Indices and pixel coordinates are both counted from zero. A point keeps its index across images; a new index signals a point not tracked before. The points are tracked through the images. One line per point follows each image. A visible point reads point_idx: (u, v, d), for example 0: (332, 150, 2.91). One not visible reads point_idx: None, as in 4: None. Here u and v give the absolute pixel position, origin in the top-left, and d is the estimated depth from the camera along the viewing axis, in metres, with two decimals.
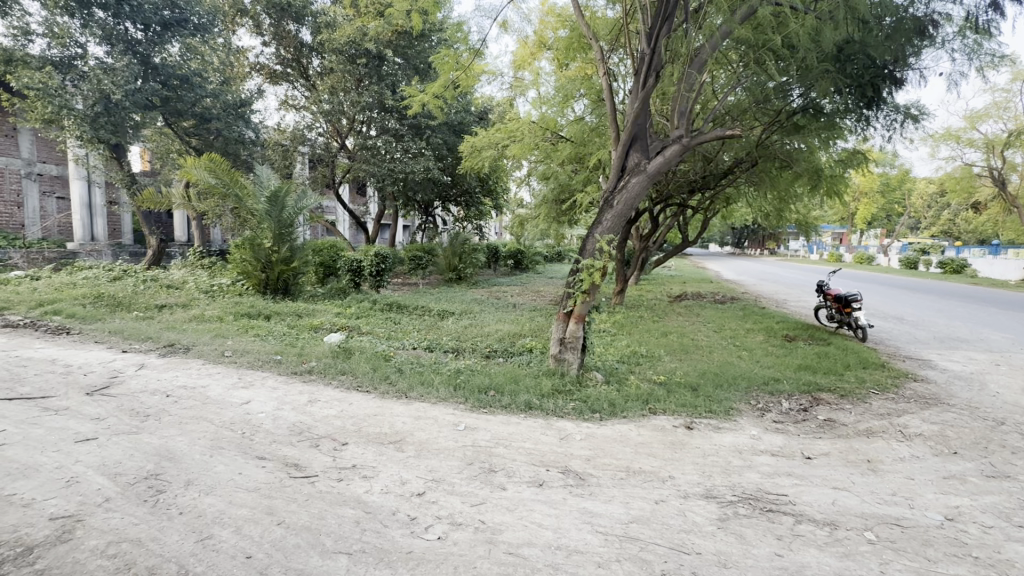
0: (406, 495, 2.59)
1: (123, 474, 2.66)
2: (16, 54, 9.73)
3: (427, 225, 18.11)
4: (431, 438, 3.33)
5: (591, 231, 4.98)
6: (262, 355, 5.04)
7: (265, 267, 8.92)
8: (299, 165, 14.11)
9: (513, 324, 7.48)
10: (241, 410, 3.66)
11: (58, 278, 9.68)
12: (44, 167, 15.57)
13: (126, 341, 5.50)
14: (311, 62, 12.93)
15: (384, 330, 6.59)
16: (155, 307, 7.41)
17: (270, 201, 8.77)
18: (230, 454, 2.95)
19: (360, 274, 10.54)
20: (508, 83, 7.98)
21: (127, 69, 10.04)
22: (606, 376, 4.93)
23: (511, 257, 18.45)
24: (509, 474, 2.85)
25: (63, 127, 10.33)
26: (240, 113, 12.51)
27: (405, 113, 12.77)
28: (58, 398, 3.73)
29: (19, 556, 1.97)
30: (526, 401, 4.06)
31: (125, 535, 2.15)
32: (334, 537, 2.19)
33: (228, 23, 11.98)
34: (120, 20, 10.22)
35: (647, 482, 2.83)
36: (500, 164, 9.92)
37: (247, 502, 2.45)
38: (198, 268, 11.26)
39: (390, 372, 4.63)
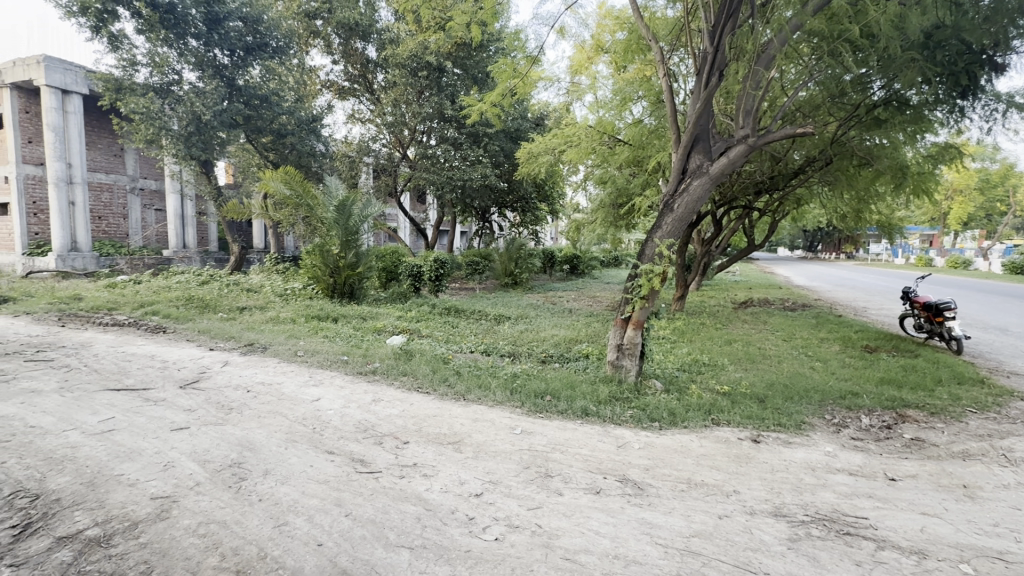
0: (465, 495, 2.64)
1: (211, 461, 2.92)
2: (124, 82, 10.88)
3: (484, 231, 18.37)
4: (488, 440, 3.39)
5: (651, 235, 4.86)
6: (331, 355, 5.35)
7: (333, 271, 9.45)
8: (365, 175, 14.82)
9: (569, 329, 7.44)
10: (311, 406, 3.89)
11: (156, 282, 10.74)
12: (145, 182, 17.32)
13: (212, 339, 6.02)
14: (376, 77, 13.60)
15: (443, 334, 6.76)
16: (237, 309, 8.05)
17: (337, 210, 9.30)
18: (303, 448, 3.15)
19: (421, 279, 10.93)
20: (565, 88, 7.99)
21: (215, 91, 11.02)
22: (666, 384, 4.79)
23: (567, 262, 18.43)
24: (565, 480, 2.84)
25: (163, 146, 11.48)
26: (312, 128, 13.29)
27: (463, 122, 13.09)
28: (156, 390, 4.15)
29: (126, 530, 2.23)
30: (583, 407, 4.03)
31: (212, 517, 2.35)
32: (397, 532, 2.28)
33: (302, 44, 12.85)
34: (209, 47, 11.18)
35: (710, 496, 2.72)
36: (556, 170, 9.92)
37: (317, 493, 2.60)
38: (275, 272, 12.10)
39: (448, 374, 4.75)
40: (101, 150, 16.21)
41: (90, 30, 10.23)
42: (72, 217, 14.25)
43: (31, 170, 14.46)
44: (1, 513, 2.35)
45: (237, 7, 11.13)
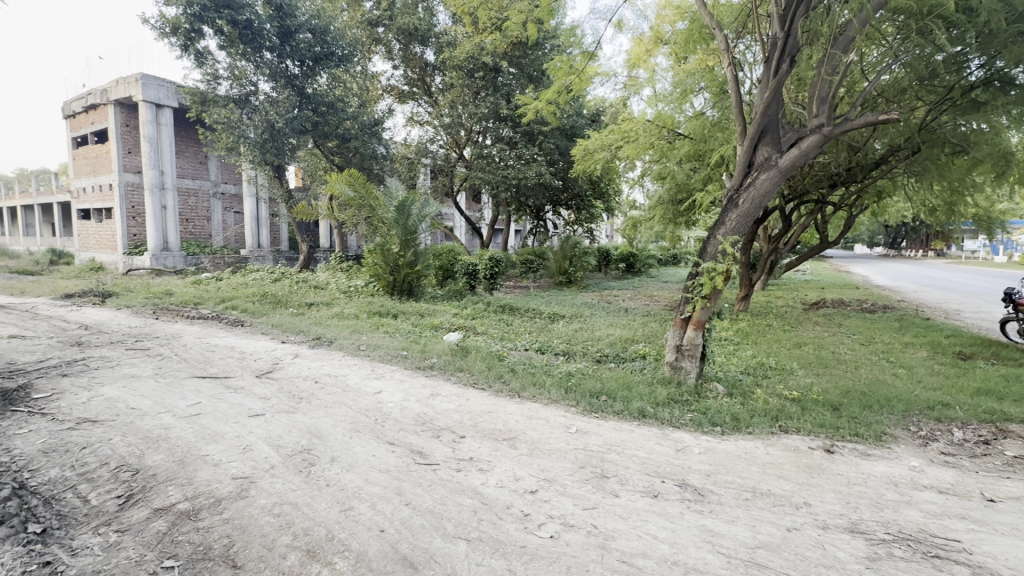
0: (520, 491, 2.67)
1: (284, 446, 3.12)
2: (209, 95, 11.80)
3: (538, 230, 18.38)
4: (543, 438, 3.40)
5: (713, 231, 4.67)
6: (391, 350, 5.56)
7: (393, 270, 9.80)
8: (423, 176, 15.28)
9: (624, 329, 7.29)
10: (373, 398, 4.07)
11: (235, 279, 11.63)
12: (226, 187, 18.72)
13: (284, 333, 6.43)
14: (434, 80, 13.98)
15: (498, 331, 6.84)
16: (306, 305, 8.54)
17: (397, 210, 9.65)
18: (366, 438, 3.30)
19: (476, 277, 11.14)
20: (622, 83, 7.79)
21: (287, 100, 11.72)
22: (728, 388, 4.58)
23: (623, 260, 18.11)
24: (622, 482, 2.79)
25: (241, 153, 12.39)
26: (374, 132, 13.63)
27: (519, 121, 13.17)
28: (236, 378, 4.49)
29: (212, 506, 2.44)
30: (640, 409, 3.94)
31: (285, 499, 2.51)
32: (454, 523, 2.34)
33: (365, 51, 13.43)
34: (282, 59, 11.85)
35: (778, 507, 2.58)
36: (612, 166, 9.74)
37: (380, 481, 2.72)
38: (339, 271, 12.73)
39: (504, 371, 4.80)
40: (189, 158, 17.63)
41: (180, 49, 11.19)
42: (164, 219, 15.68)
43: (131, 177, 15.98)
44: (109, 484, 2.64)
45: (306, 20, 11.71)
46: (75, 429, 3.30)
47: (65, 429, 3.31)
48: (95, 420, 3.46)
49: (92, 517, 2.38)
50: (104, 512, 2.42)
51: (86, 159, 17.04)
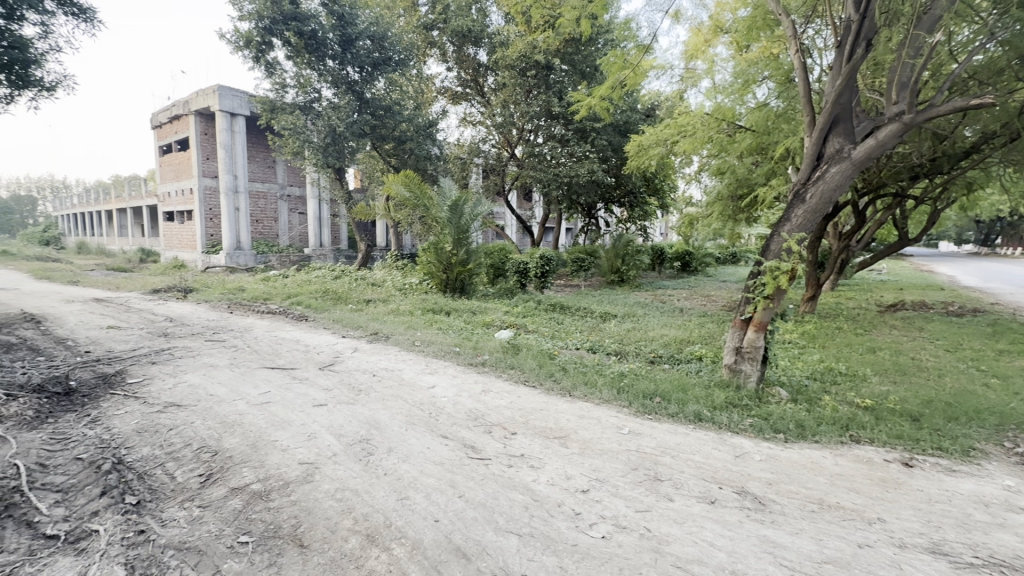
0: (571, 490, 2.66)
1: (344, 435, 3.29)
2: (277, 103, 12.50)
3: (590, 228, 18.17)
4: (595, 438, 3.37)
5: (778, 228, 4.45)
6: (445, 346, 5.69)
7: (446, 268, 10.01)
8: (475, 176, 15.53)
9: (679, 330, 7.07)
10: (428, 392, 4.19)
11: (300, 276, 12.31)
12: (291, 190, 19.65)
13: (344, 328, 6.74)
14: (486, 80, 14.14)
15: (548, 330, 6.82)
16: (364, 301, 8.90)
17: (451, 209, 9.85)
18: (421, 431, 3.40)
19: (527, 275, 11.17)
20: (679, 75, 7.54)
21: (347, 105, 12.24)
22: (793, 394, 4.34)
23: (678, 259, 17.61)
24: (677, 486, 2.72)
25: (306, 157, 13.09)
26: (429, 133, 13.91)
27: (571, 118, 13.06)
28: (301, 370, 4.77)
29: (281, 488, 2.61)
30: (696, 412, 3.81)
31: (347, 485, 2.65)
32: (507, 518, 2.37)
33: (421, 54, 13.77)
34: (343, 66, 12.31)
35: (847, 521, 2.43)
36: (666, 162, 9.47)
37: (434, 473, 2.80)
38: (395, 268, 13.16)
39: (555, 369, 4.79)
40: (258, 163, 18.68)
41: (253, 60, 11.96)
42: (237, 220, 16.83)
43: (209, 181, 17.26)
44: (192, 463, 2.89)
45: (366, 27, 12.12)
46: (163, 412, 3.63)
47: (155, 411, 3.66)
48: (180, 404, 3.79)
49: (179, 492, 2.62)
50: (188, 488, 2.65)
51: (171, 166, 18.57)
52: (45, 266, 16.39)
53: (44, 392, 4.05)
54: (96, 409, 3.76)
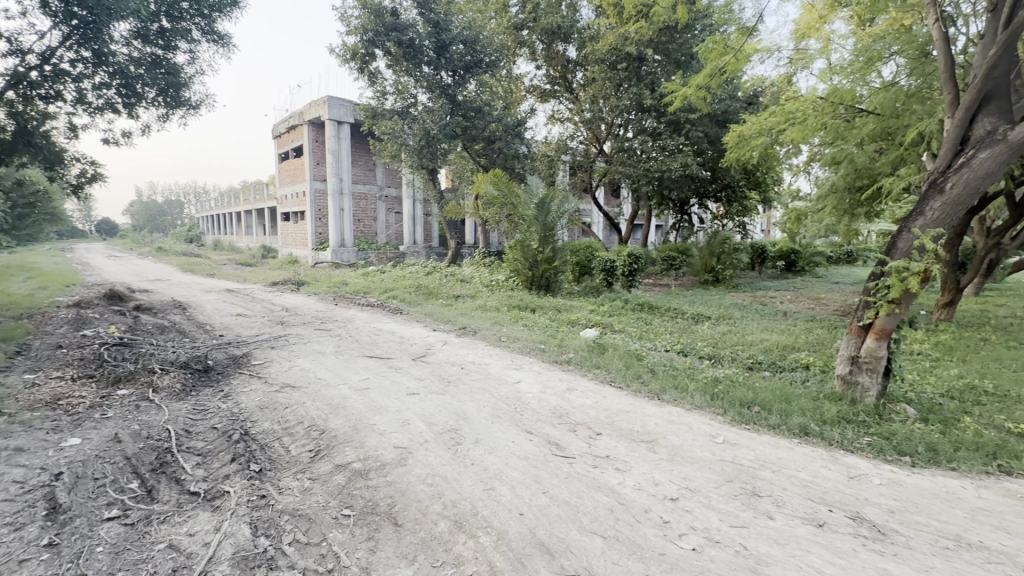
0: (659, 497, 2.57)
1: (435, 423, 3.45)
2: (378, 109, 13.35)
3: (682, 224, 17.34)
4: (686, 445, 3.21)
5: (907, 225, 3.93)
6: (530, 343, 5.75)
7: (532, 265, 10.10)
8: (562, 173, 15.50)
9: (782, 335, 6.51)
10: (513, 387, 4.26)
11: (396, 272, 13.11)
12: (388, 191, 20.56)
13: (435, 321, 7.07)
14: (576, 76, 14.03)
15: (636, 330, 6.60)
16: (453, 297, 9.26)
17: (538, 207, 9.85)
18: (506, 424, 3.47)
19: (614, 274, 10.90)
20: (787, 58, 6.92)
21: (441, 108, 12.72)
22: (922, 412, 3.80)
23: (781, 258, 16.22)
24: (777, 503, 2.52)
25: (403, 159, 13.87)
26: (517, 132, 14.08)
27: (664, 110, 12.54)
28: (397, 359, 5.09)
29: (377, 469, 2.81)
30: (801, 425, 3.49)
31: (437, 471, 2.78)
32: (591, 518, 2.34)
33: (511, 55, 14.00)
34: (438, 70, 12.80)
35: (992, 564, 2.08)
36: (770, 153, 8.75)
37: (519, 467, 2.85)
38: (482, 265, 13.53)
39: (642, 371, 4.64)
40: (362, 166, 19.73)
41: (358, 71, 12.92)
42: (342, 219, 18.30)
43: (319, 184, 18.95)
44: (304, 439, 3.21)
45: (459, 32, 12.53)
46: (280, 392, 4.07)
47: (274, 390, 4.11)
48: (294, 385, 4.23)
49: (293, 464, 2.92)
50: (300, 461, 2.95)
51: (288, 171, 20.64)
52: (189, 260, 19.00)
53: (188, 368, 4.72)
54: (227, 385, 4.31)
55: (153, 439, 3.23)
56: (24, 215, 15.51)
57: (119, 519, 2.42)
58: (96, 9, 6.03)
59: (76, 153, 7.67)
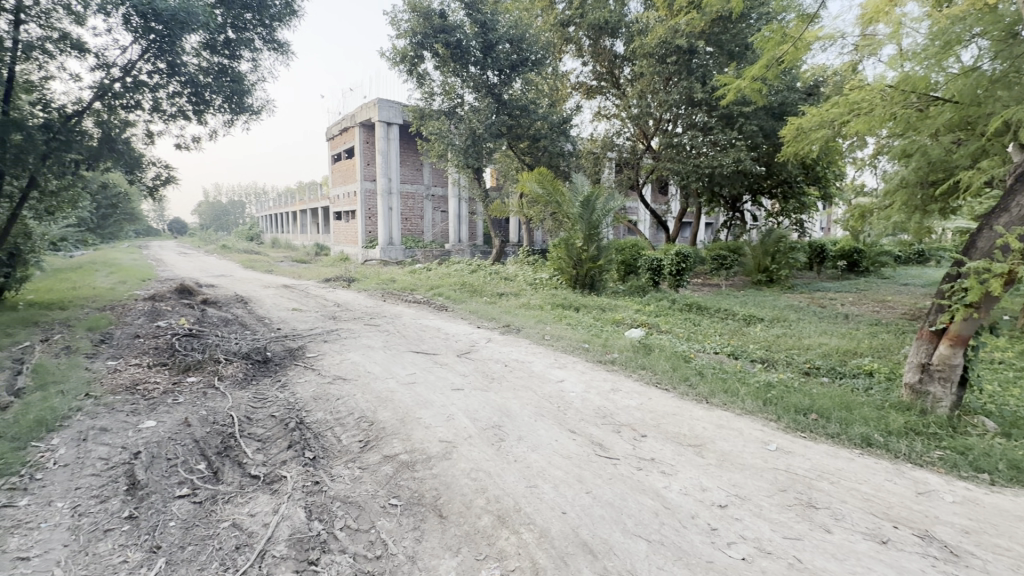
0: (707, 503, 2.49)
1: (479, 419, 3.50)
2: (426, 110, 13.63)
3: (733, 222, 16.69)
4: (736, 451, 3.10)
5: (989, 221, 3.62)
6: (574, 342, 5.72)
7: (577, 264, 10.02)
8: (608, 170, 15.28)
9: (843, 339, 6.14)
10: (556, 386, 4.26)
11: (441, 270, 13.38)
12: (435, 190, 20.96)
13: (480, 319, 7.16)
14: (623, 72, 13.79)
15: (684, 331, 6.43)
16: (497, 294, 9.33)
17: (583, 204, 9.72)
18: (550, 423, 3.47)
19: (660, 273, 10.63)
20: (852, 44, 6.51)
21: (487, 108, 12.83)
22: (1004, 426, 3.49)
23: (842, 257, 15.30)
24: (836, 516, 2.39)
25: (449, 159, 14.11)
26: (562, 129, 14.00)
27: (716, 104, 12.09)
28: (442, 355, 5.19)
29: (423, 461, 2.88)
30: (863, 435, 3.29)
31: (481, 466, 2.82)
32: (635, 521, 2.31)
33: (557, 52, 13.92)
34: (484, 70, 12.91)
35: None
36: (830, 146, 8.30)
37: (562, 466, 2.84)
38: (526, 263, 13.56)
39: (690, 373, 4.51)
40: (410, 166, 20.23)
41: (407, 74, 13.25)
42: (390, 218, 18.84)
43: (369, 184, 19.59)
44: (354, 429, 3.35)
45: (505, 31, 12.59)
46: (332, 384, 4.25)
47: (326, 382, 4.30)
48: (344, 378, 4.40)
49: (344, 453, 3.05)
50: (351, 450, 3.07)
51: (341, 172, 21.45)
52: (250, 257, 20.13)
53: (250, 359, 5.02)
54: (284, 376, 4.55)
55: (218, 424, 3.46)
56: (108, 215, 16.94)
57: (189, 497, 2.61)
58: (171, 23, 6.54)
59: (152, 158, 8.31)
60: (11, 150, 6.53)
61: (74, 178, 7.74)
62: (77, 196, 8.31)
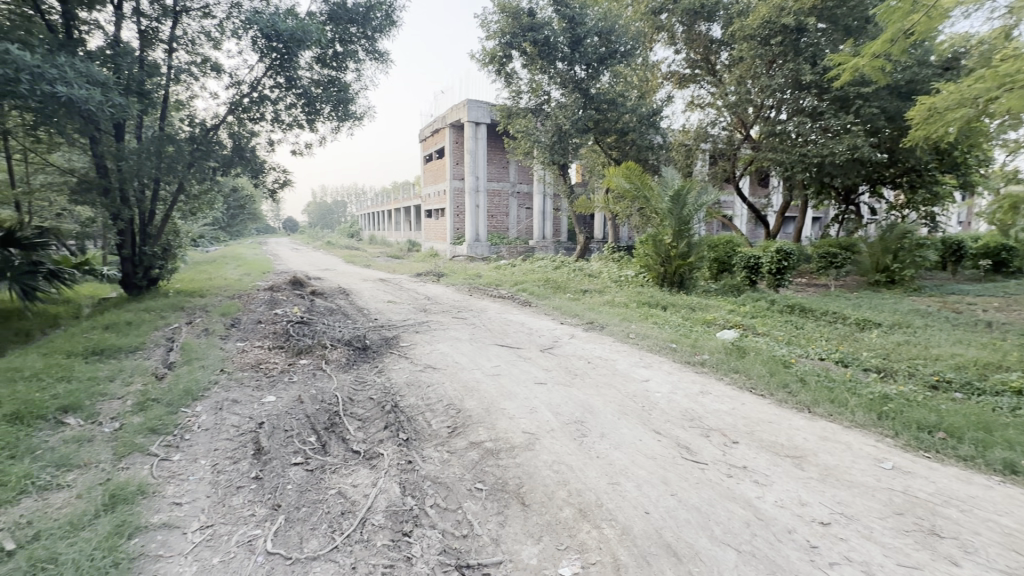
0: (806, 518, 2.32)
1: (561, 413, 3.54)
2: (514, 109, 13.82)
3: (847, 216, 15.08)
4: (842, 466, 2.84)
5: None
6: (660, 341, 5.54)
7: (665, 261, 9.66)
8: (701, 162, 14.54)
9: (984, 350, 5.32)
10: (641, 385, 4.16)
11: (526, 266, 13.55)
12: (521, 187, 21.25)
13: (563, 315, 7.17)
14: (720, 57, 12.99)
15: (784, 334, 5.96)
16: (581, 291, 9.28)
17: (673, 200, 9.24)
18: (633, 422, 3.42)
19: (758, 272, 9.80)
20: (1005, 6, 5.58)
21: (574, 103, 12.69)
22: None
23: (985, 255, 13.19)
24: (964, 548, 2.11)
25: (535, 156, 14.24)
26: (652, 122, 13.50)
27: (828, 86, 10.96)
28: (526, 350, 5.29)
29: (507, 450, 2.99)
30: (1005, 460, 2.84)
31: (563, 459, 2.86)
32: (724, 529, 2.22)
33: (648, 42, 13.45)
34: (572, 65, 12.80)
35: None
36: (971, 126, 7.22)
37: (646, 466, 2.79)
38: (611, 260, 13.29)
39: (789, 379, 4.17)
40: (496, 164, 20.68)
41: (496, 73, 13.54)
42: (477, 215, 19.42)
43: (458, 183, 20.35)
44: (443, 415, 3.54)
45: (594, 24, 12.39)
46: (423, 372, 4.52)
47: (418, 370, 4.59)
48: (434, 367, 4.66)
49: (434, 436, 3.24)
50: (440, 435, 3.26)
51: (432, 172, 22.48)
52: (351, 253, 21.79)
53: (351, 345, 5.49)
54: (381, 362, 4.92)
55: (326, 402, 3.84)
56: (236, 215, 19.23)
57: (303, 464, 2.94)
58: (289, 42, 7.28)
59: (273, 163, 9.32)
60: (166, 160, 7.66)
61: (211, 184, 8.90)
62: (213, 198, 9.55)
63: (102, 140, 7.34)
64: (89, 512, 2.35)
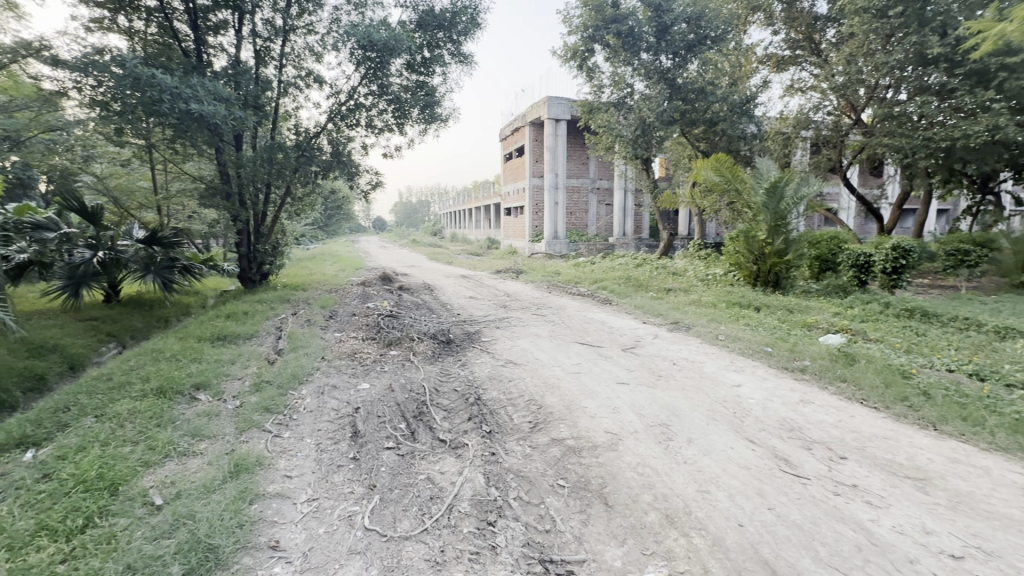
0: (933, 549, 2.05)
1: (646, 415, 3.44)
2: (595, 104, 13.57)
3: (982, 207, 13.10)
4: (977, 493, 2.48)
5: None
6: (754, 344, 5.18)
7: (758, 258, 9.01)
8: (801, 151, 13.44)
9: None
10: (732, 391, 3.92)
11: (606, 263, 13.29)
12: (601, 183, 20.80)
13: (646, 315, 6.93)
14: (826, 35, 11.86)
15: (902, 341, 5.31)
16: (665, 290, 8.92)
17: (769, 193, 8.51)
18: (724, 429, 3.23)
19: (869, 271, 8.81)
20: None
21: (659, 94, 12.19)
22: None
23: None
24: None
25: (617, 150, 13.96)
26: (745, 110, 12.59)
27: (961, 59, 9.56)
28: (607, 349, 5.19)
29: (589, 449, 2.96)
30: None
31: (648, 462, 2.78)
32: (831, 551, 2.03)
33: (741, 24, 12.63)
34: (657, 55, 12.21)
35: None
36: None
37: (740, 476, 2.63)
38: (697, 258, 12.64)
39: (910, 393, 3.70)
40: (576, 160, 20.42)
41: (578, 69, 13.38)
42: (556, 213, 19.35)
43: (537, 180, 20.43)
44: (525, 410, 3.59)
45: (682, 10, 11.78)
46: (504, 367, 4.60)
47: (499, 364, 4.69)
48: (515, 362, 4.74)
49: (515, 431, 3.29)
50: (521, 429, 3.31)
51: (512, 170, 22.77)
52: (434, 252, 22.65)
53: (436, 339, 5.72)
54: (464, 356, 5.09)
55: (414, 392, 4.05)
56: (332, 216, 20.76)
57: (394, 449, 3.12)
58: (383, 50, 7.78)
59: (366, 166, 9.95)
60: (276, 166, 8.48)
61: (313, 187, 9.72)
62: (315, 200, 10.40)
63: (225, 150, 8.29)
64: (218, 477, 2.68)
